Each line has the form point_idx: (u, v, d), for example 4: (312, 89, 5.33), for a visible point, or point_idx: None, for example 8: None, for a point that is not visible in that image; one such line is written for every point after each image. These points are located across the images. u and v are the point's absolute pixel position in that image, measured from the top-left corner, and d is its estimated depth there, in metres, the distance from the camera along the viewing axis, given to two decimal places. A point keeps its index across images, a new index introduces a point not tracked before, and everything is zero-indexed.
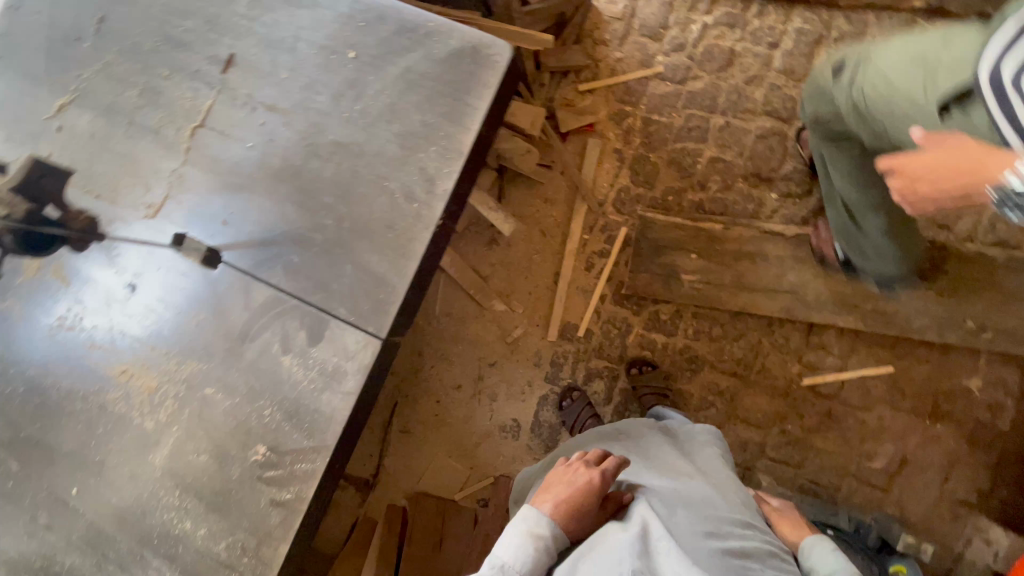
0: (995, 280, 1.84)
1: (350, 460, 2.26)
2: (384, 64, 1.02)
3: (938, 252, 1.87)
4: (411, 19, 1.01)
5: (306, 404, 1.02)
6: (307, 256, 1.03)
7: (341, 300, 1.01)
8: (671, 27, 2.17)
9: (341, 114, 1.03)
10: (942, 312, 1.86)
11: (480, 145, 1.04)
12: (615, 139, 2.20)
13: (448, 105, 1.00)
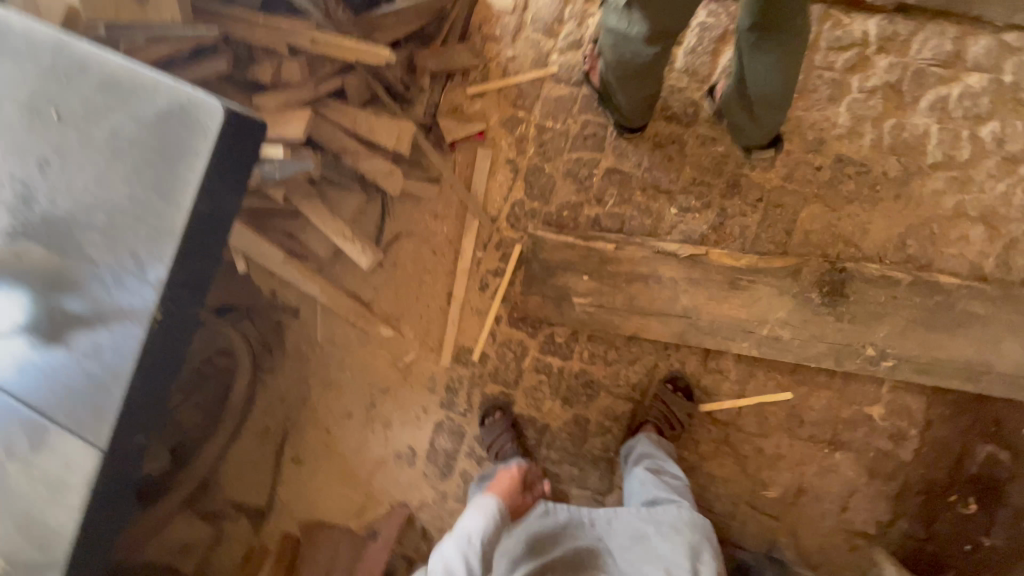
0: (899, 305, 1.71)
1: (240, 490, 2.16)
2: (88, 124, 1.09)
3: (840, 273, 1.73)
4: (114, 72, 1.06)
5: (41, 515, 1.19)
6: (30, 360, 1.16)
7: (58, 412, 1.15)
8: (567, 21, 1.96)
9: (50, 180, 1.13)
10: (842, 338, 1.74)
11: (205, 219, 1.07)
12: (507, 147, 2.01)
13: (154, 173, 1.05)
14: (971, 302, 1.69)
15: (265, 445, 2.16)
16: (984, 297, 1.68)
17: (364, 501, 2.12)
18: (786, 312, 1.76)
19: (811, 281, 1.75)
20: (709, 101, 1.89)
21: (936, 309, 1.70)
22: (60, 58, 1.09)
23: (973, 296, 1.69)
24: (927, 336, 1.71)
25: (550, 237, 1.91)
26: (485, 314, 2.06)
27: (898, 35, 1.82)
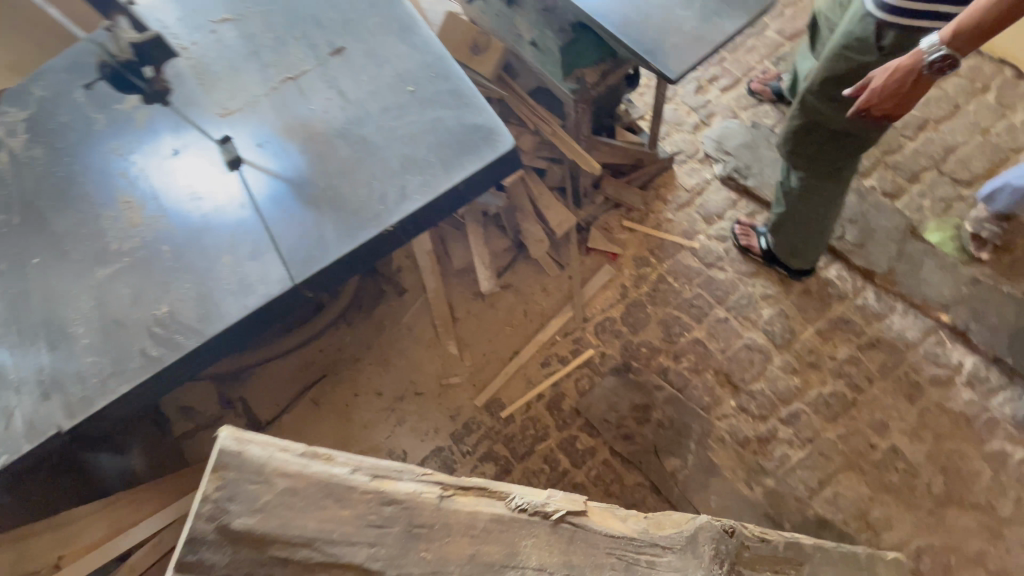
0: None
1: (256, 396, 2.36)
2: (431, 129, 1.26)
3: (731, 569, 1.15)
4: (474, 122, 1.26)
5: (59, 318, 1.28)
6: (158, 249, 1.28)
7: (129, 282, 1.26)
8: (725, 219, 2.36)
9: (396, 106, 1.31)
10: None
11: (440, 209, 1.26)
12: (627, 276, 2.33)
13: (443, 159, 1.24)
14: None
15: (297, 374, 2.38)
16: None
17: None
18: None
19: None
20: (805, 336, 2.15)
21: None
22: (465, 117, 1.26)
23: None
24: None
25: (364, 488, 1.00)
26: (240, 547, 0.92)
27: (987, 380, 2.04)
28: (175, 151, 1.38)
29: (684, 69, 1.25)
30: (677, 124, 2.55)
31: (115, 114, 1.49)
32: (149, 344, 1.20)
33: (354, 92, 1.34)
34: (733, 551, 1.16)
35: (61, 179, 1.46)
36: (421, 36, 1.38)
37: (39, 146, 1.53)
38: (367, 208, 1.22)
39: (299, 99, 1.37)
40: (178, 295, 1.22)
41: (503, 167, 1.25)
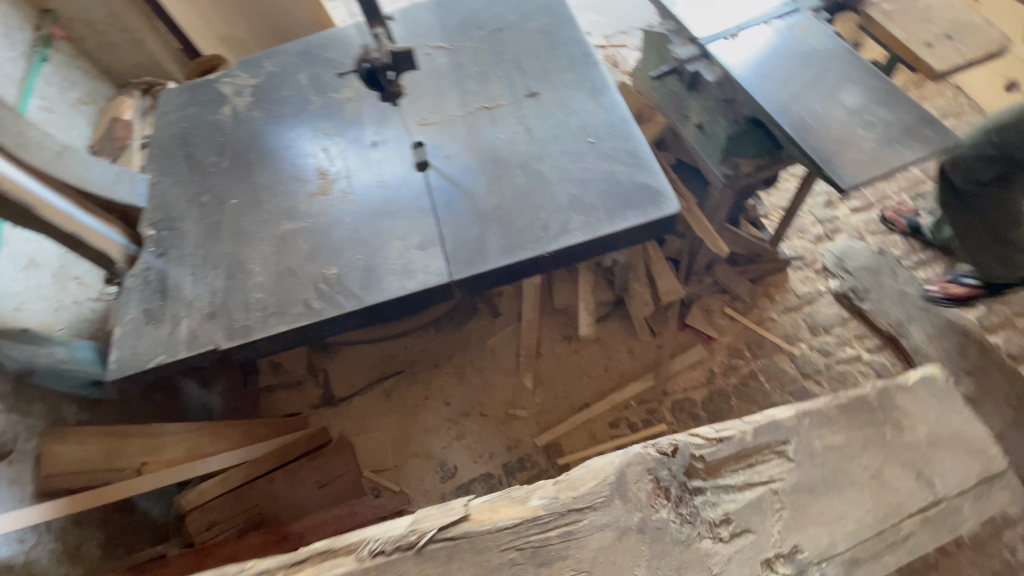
0: (755, 499, 1.28)
1: (340, 373, 2.54)
2: (605, 177, 1.36)
3: (686, 484, 1.26)
4: (646, 181, 1.35)
5: (243, 252, 1.47)
6: (339, 221, 1.46)
7: (308, 241, 1.44)
8: (831, 334, 2.33)
9: (574, 152, 1.43)
10: (750, 548, 1.23)
11: (593, 250, 1.32)
12: (717, 362, 2.32)
13: (609, 206, 1.32)
14: (860, 460, 1.37)
15: (380, 363, 2.54)
16: (902, 470, 1.37)
17: (394, 465, 2.32)
18: (669, 542, 1.18)
19: (662, 513, 1.20)
20: None
21: (769, 490, 1.30)
22: (638, 173, 1.36)
23: (921, 445, 1.42)
24: (816, 509, 1.29)
25: None
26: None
27: None
28: (374, 143, 1.59)
29: (858, 182, 1.29)
30: (799, 231, 2.58)
31: (331, 101, 1.73)
32: (312, 296, 1.35)
33: (541, 129, 1.49)
34: (676, 472, 1.25)
35: (270, 140, 1.70)
36: (610, 96, 1.52)
37: (260, 109, 1.79)
38: (529, 232, 1.33)
39: (490, 126, 1.54)
40: (347, 263, 1.38)
41: (659, 229, 1.32)
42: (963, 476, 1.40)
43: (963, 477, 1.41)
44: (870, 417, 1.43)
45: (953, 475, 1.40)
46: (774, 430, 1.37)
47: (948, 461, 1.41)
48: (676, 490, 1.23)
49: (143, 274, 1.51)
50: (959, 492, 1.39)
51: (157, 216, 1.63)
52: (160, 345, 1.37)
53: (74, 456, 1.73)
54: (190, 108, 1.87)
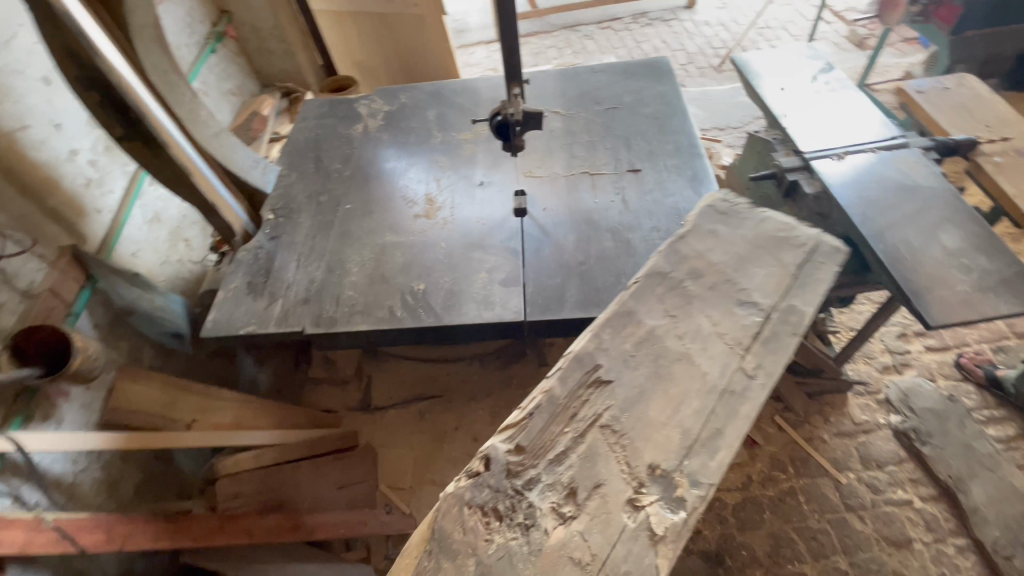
0: (579, 454, 1.00)
1: (382, 382, 2.63)
2: None
3: (516, 482, 0.96)
4: None
5: (343, 252, 1.62)
6: (435, 244, 1.59)
7: (404, 255, 1.58)
8: (885, 470, 2.20)
9: (663, 230, 1.51)
10: (613, 496, 0.96)
11: None
12: (756, 469, 2.25)
13: None
14: (665, 295, 1.22)
15: (422, 383, 2.62)
16: (686, 302, 1.21)
17: (410, 486, 2.34)
18: (524, 545, 0.90)
19: (497, 539, 0.90)
20: None
21: (602, 432, 1.04)
22: None
23: (720, 269, 1.26)
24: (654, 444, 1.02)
25: None
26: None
27: None
28: (481, 183, 1.74)
29: (945, 321, 1.29)
30: (866, 356, 2.52)
31: (452, 139, 1.92)
32: (396, 305, 1.46)
33: (637, 204, 1.59)
34: (490, 496, 0.94)
35: (391, 161, 1.89)
36: (709, 188, 1.61)
37: (387, 132, 2.00)
38: (607, 295, 1.40)
39: (590, 189, 1.65)
40: (435, 283, 1.50)
41: None
42: (774, 286, 1.22)
43: (771, 270, 1.24)
44: (694, 265, 1.27)
45: (760, 283, 1.23)
46: (569, 371, 1.10)
47: (754, 279, 1.23)
48: (496, 500, 0.94)
49: (253, 249, 1.68)
50: (784, 299, 1.21)
51: (277, 202, 1.82)
52: (254, 317, 1.51)
53: (138, 399, 1.77)
54: (327, 119, 2.11)
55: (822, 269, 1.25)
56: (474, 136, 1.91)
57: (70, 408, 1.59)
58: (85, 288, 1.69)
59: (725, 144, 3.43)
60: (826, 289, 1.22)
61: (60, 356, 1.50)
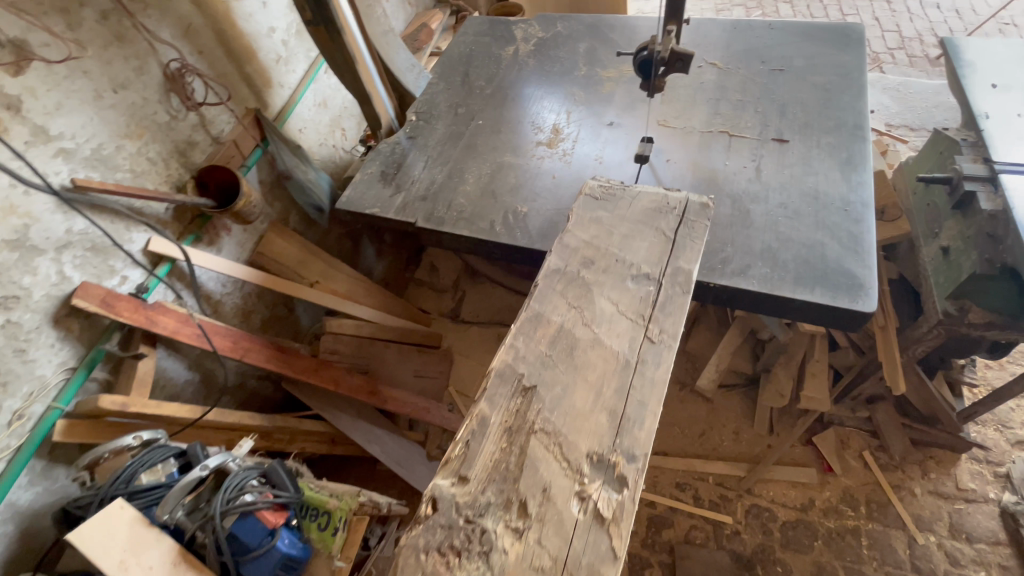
0: (516, 460, 0.84)
1: (472, 300, 2.80)
2: (809, 246, 1.31)
3: (466, 510, 0.79)
4: (848, 267, 1.26)
5: (465, 163, 1.73)
6: (550, 173, 1.63)
7: (518, 177, 1.64)
8: (977, 548, 1.93)
9: (789, 209, 1.39)
10: (561, 495, 0.80)
11: (755, 304, 1.30)
12: (822, 495, 2.08)
13: (795, 273, 1.27)
14: (566, 288, 1.03)
15: (507, 311, 2.75)
16: (586, 290, 1.03)
17: (473, 395, 2.55)
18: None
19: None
20: None
21: (538, 439, 0.86)
22: (845, 257, 1.28)
23: (612, 251, 1.07)
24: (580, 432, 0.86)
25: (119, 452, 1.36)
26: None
27: None
28: (610, 123, 1.71)
29: None
30: (999, 423, 2.15)
31: (595, 76, 1.89)
32: (498, 220, 1.54)
33: (769, 176, 1.47)
34: (443, 537, 0.77)
35: (531, 86, 1.92)
36: (860, 176, 1.43)
37: (535, 58, 2.03)
38: (707, 259, 1.32)
39: (723, 151, 1.55)
40: (538, 208, 1.55)
41: (841, 319, 1.23)
42: (659, 253, 1.05)
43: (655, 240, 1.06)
44: (585, 252, 1.07)
45: (645, 254, 1.05)
46: (493, 388, 0.92)
47: (635, 251, 1.05)
48: (451, 535, 0.77)
49: (391, 143, 1.85)
50: (670, 263, 1.04)
51: (421, 105, 1.96)
52: (379, 202, 1.68)
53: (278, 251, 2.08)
54: (484, 37, 2.18)
55: (700, 227, 1.08)
56: (618, 77, 1.86)
57: (228, 241, 1.93)
58: (258, 148, 2.00)
59: (910, 145, 2.92)
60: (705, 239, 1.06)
61: (230, 194, 1.80)
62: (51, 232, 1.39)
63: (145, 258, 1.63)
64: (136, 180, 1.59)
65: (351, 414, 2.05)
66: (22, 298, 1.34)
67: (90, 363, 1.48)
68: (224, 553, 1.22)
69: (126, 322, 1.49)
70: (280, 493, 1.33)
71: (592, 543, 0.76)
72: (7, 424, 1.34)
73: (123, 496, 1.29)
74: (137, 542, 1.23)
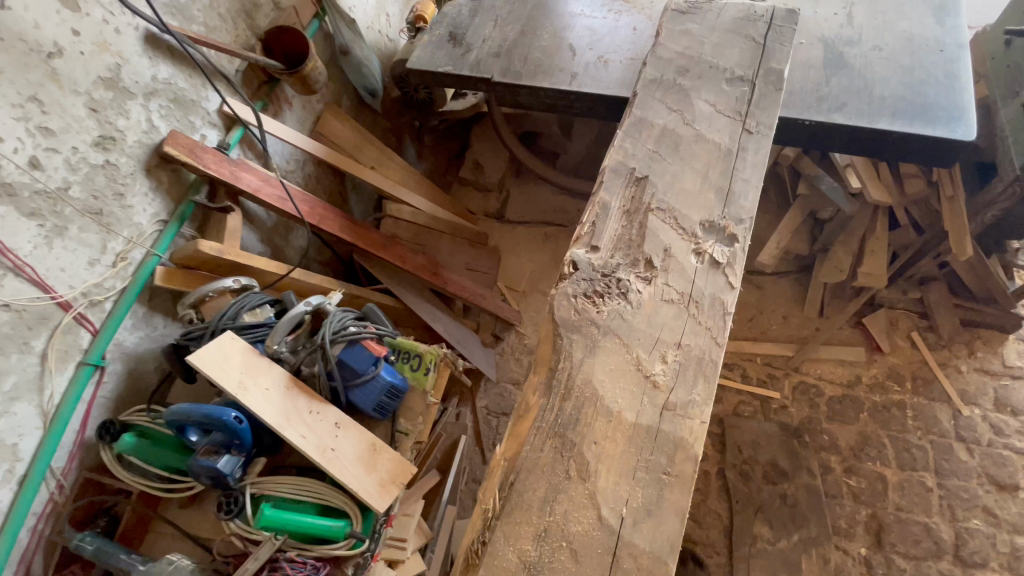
0: (640, 230, 1.07)
1: (517, 200, 2.80)
2: (902, 84, 1.31)
3: (603, 268, 1.03)
4: (945, 103, 1.27)
5: (536, 23, 1.68)
6: (627, 30, 1.60)
7: (595, 34, 1.61)
8: (1019, 418, 2.01)
9: (882, 52, 1.37)
10: (681, 252, 1.05)
11: (847, 143, 1.31)
12: (869, 373, 2.15)
13: (889, 109, 1.27)
14: (665, 96, 1.26)
15: (554, 209, 2.75)
16: (684, 94, 1.26)
17: (523, 290, 2.60)
18: (633, 309, 0.99)
19: (607, 306, 0.99)
20: (988, 574, 1.81)
21: (656, 214, 1.09)
22: (940, 95, 1.28)
23: (707, 61, 1.31)
24: (693, 197, 1.12)
25: (217, 289, 1.41)
26: (510, 419, 0.94)
27: None
28: None
29: None
30: None
31: None
32: (578, 73, 1.53)
33: (861, 22, 1.43)
34: (588, 285, 1.01)
35: None
36: (957, 19, 1.40)
37: None
38: (801, 96, 1.33)
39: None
40: (618, 60, 1.53)
41: (936, 152, 1.26)
42: (750, 58, 1.31)
43: (749, 50, 1.32)
44: (681, 62, 1.32)
45: (738, 59, 1.31)
46: (610, 181, 1.14)
47: (730, 59, 1.31)
48: (595, 282, 1.01)
49: (456, 8, 1.79)
50: (760, 66, 1.29)
51: None
52: (450, 61, 1.65)
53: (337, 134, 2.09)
54: None
55: (786, 33, 1.33)
56: None
57: (290, 116, 1.92)
58: (317, 19, 1.93)
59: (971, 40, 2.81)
60: (790, 47, 1.31)
61: (297, 61, 1.79)
62: (138, 76, 1.40)
63: (219, 120, 1.64)
64: (209, 35, 1.57)
65: (415, 293, 2.11)
66: (118, 140, 1.37)
67: (181, 217, 1.51)
68: (336, 379, 1.32)
69: (212, 176, 1.51)
70: (379, 328, 1.41)
71: (710, 280, 1.02)
72: (112, 265, 1.38)
73: (232, 329, 1.35)
74: (253, 368, 1.30)
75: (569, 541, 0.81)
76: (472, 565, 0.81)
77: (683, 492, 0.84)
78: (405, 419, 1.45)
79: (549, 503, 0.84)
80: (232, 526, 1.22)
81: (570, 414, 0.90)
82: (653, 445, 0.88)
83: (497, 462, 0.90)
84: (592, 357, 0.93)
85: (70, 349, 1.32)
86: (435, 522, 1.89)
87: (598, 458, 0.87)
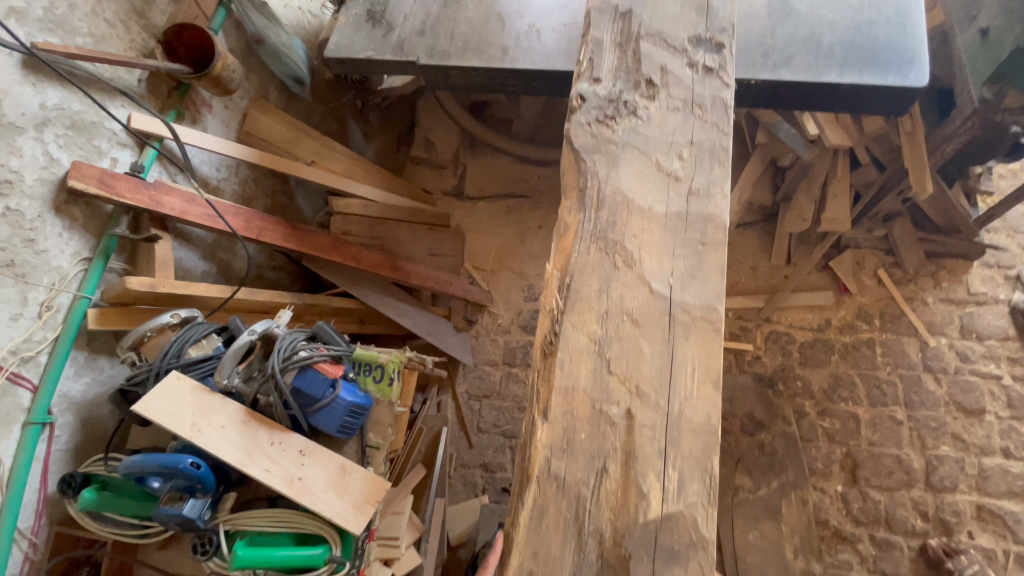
0: (634, 57, 0.99)
1: (474, 173, 2.68)
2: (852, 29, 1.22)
3: (608, 95, 0.96)
4: (900, 47, 1.19)
5: None
6: None
7: None
8: (983, 343, 2.05)
9: None
10: (677, 68, 0.98)
11: (798, 97, 1.24)
12: (839, 316, 2.16)
13: (841, 60, 1.19)
14: None
15: (514, 176, 2.64)
16: None
17: (490, 269, 2.53)
18: (643, 123, 0.93)
19: (620, 124, 0.93)
20: (957, 496, 1.90)
21: (646, 41, 1.00)
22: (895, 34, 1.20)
23: None
24: (681, 19, 1.02)
25: (154, 327, 1.35)
26: (552, 241, 0.91)
27: None
28: None
29: None
30: (1012, 229, 2.16)
31: None
32: (510, 45, 1.39)
33: None
34: (597, 113, 0.95)
35: None
36: None
37: None
38: (747, 53, 1.23)
39: None
40: (551, 24, 1.39)
41: (888, 100, 1.20)
42: None
43: None
44: None
45: None
46: (596, 20, 1.03)
47: None
48: (604, 107, 0.94)
49: None
50: None
51: None
52: (371, 44, 1.49)
53: (267, 129, 1.94)
54: None
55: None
56: None
57: (211, 120, 1.79)
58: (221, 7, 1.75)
59: None
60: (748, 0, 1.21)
61: (205, 59, 1.62)
62: (23, 107, 1.26)
63: (129, 138, 1.51)
64: (98, 46, 1.42)
65: (377, 292, 2.05)
66: (14, 182, 1.24)
67: (105, 251, 1.41)
68: (292, 406, 1.27)
69: (129, 204, 1.40)
70: (333, 349, 1.36)
71: (708, 84, 0.97)
72: (38, 316, 1.29)
73: (177, 368, 1.29)
74: (204, 407, 1.25)
75: (630, 313, 0.81)
76: (550, 352, 0.81)
77: (721, 253, 0.84)
78: (374, 433, 1.42)
79: (604, 291, 0.83)
80: (210, 566, 1.21)
81: (607, 219, 0.87)
82: (686, 224, 0.86)
83: (550, 273, 0.88)
84: (616, 170, 0.89)
85: (11, 410, 1.26)
86: (426, 514, 1.91)
87: (640, 247, 0.85)
